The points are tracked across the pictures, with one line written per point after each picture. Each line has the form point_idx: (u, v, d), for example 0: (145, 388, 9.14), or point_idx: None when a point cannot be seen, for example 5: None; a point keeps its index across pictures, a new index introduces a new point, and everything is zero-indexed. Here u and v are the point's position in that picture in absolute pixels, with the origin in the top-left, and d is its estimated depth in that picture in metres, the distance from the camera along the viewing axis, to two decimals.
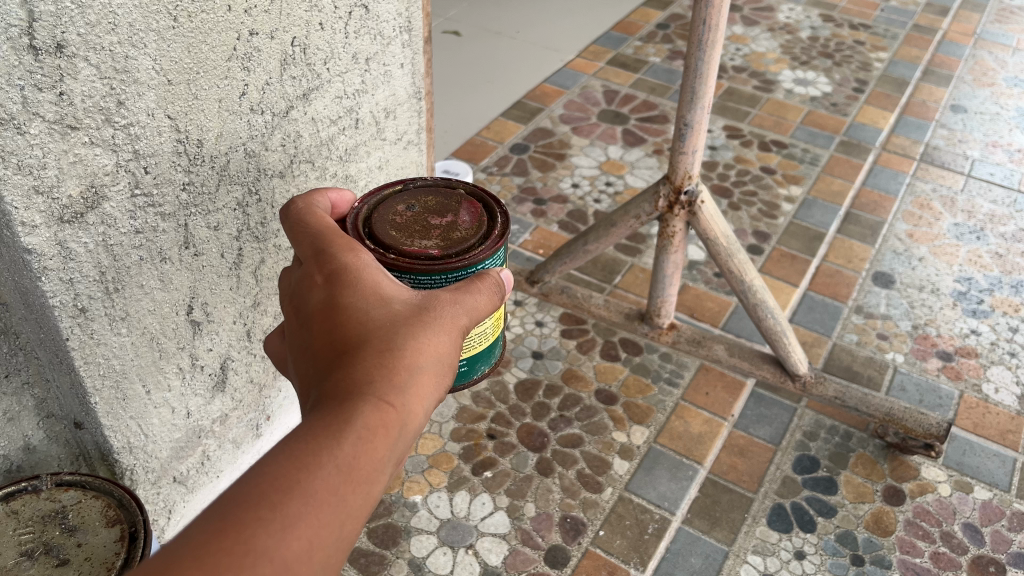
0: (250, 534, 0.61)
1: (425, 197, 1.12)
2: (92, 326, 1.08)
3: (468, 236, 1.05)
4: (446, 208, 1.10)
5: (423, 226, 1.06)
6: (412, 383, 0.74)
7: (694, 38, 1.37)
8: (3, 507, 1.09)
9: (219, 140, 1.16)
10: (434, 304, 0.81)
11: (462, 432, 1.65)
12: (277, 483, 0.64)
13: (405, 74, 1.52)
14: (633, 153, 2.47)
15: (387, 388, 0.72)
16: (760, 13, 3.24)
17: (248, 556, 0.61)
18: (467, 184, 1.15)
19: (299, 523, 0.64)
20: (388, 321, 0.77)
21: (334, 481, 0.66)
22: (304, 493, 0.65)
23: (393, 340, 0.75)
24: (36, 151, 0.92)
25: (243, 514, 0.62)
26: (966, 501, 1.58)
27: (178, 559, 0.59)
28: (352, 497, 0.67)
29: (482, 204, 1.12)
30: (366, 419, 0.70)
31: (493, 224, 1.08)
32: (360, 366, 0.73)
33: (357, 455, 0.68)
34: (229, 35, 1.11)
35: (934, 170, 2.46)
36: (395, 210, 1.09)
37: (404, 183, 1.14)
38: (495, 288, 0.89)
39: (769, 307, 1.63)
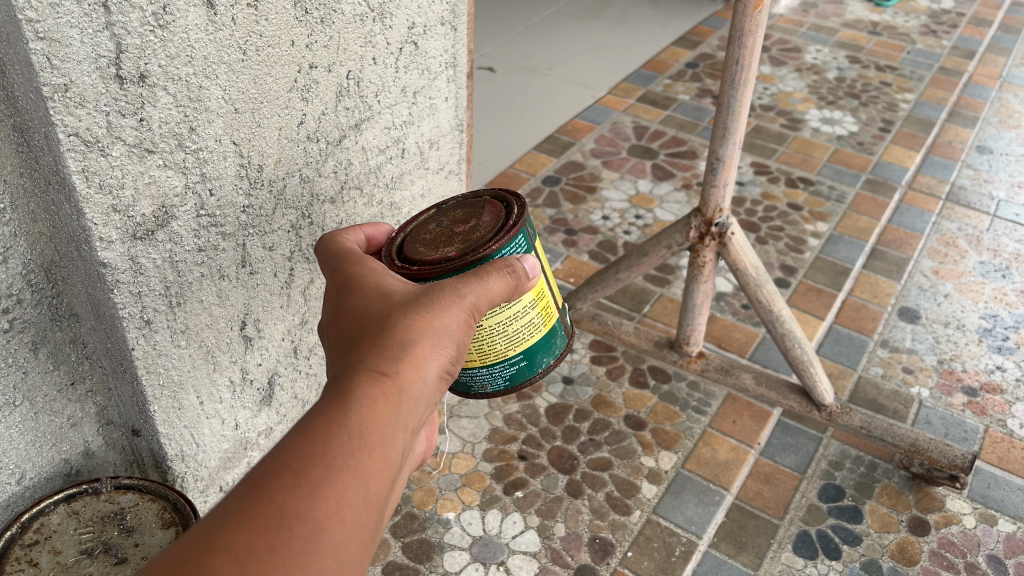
0: (281, 498, 0.64)
1: (453, 212, 1.17)
2: (156, 338, 1.14)
3: (484, 234, 1.09)
4: (469, 216, 1.15)
5: (447, 236, 1.11)
6: (408, 354, 0.78)
7: (728, 76, 1.43)
8: (65, 507, 1.14)
9: (278, 165, 1.24)
10: (432, 290, 0.86)
11: (494, 453, 1.71)
12: (296, 452, 0.67)
13: (449, 108, 1.59)
14: (663, 187, 2.53)
15: (385, 362, 0.76)
16: (787, 53, 3.31)
17: (283, 519, 0.64)
18: (491, 191, 1.20)
19: (324, 485, 0.66)
20: (385, 310, 0.83)
21: (349, 445, 0.69)
22: (323, 459, 0.67)
23: (388, 323, 0.80)
24: (115, 172, 0.99)
25: (269, 483, 0.65)
26: (990, 533, 1.60)
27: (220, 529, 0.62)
28: (369, 458, 0.70)
29: (505, 202, 1.17)
30: (368, 389, 0.73)
31: (511, 216, 1.12)
32: (361, 350, 0.78)
33: (365, 420, 0.71)
34: (292, 67, 1.18)
35: (960, 209, 2.50)
36: (423, 229, 1.15)
37: (434, 206, 1.20)
38: (504, 275, 0.96)
39: (796, 337, 1.67)
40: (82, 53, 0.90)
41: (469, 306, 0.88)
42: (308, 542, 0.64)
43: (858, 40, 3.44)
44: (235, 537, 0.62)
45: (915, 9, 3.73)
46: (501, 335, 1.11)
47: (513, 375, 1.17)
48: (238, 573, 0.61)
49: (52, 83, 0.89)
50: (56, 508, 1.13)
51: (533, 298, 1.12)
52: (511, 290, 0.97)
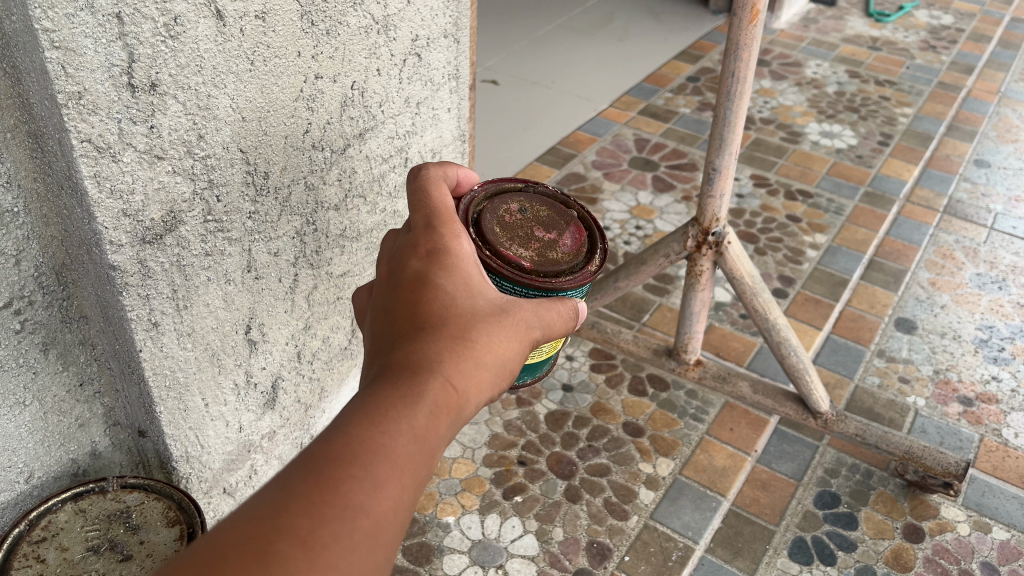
0: (346, 488, 0.64)
1: (540, 205, 1.15)
2: (162, 340, 1.17)
3: (561, 261, 1.09)
4: (554, 224, 1.14)
5: (525, 234, 1.10)
6: (479, 372, 0.77)
7: (724, 89, 1.46)
8: (72, 505, 1.16)
9: (284, 173, 1.26)
10: (510, 308, 0.85)
11: (494, 458, 1.73)
12: (361, 443, 0.67)
13: (451, 118, 1.63)
14: (663, 199, 2.56)
15: (459, 373, 0.76)
16: (788, 68, 3.34)
17: (347, 510, 0.63)
18: (581, 207, 1.20)
19: (384, 485, 0.66)
20: (468, 312, 0.81)
21: (410, 450, 0.69)
22: (386, 458, 0.67)
23: (470, 331, 0.79)
24: (126, 177, 1.02)
25: (335, 470, 0.64)
26: (984, 541, 1.61)
27: (283, 505, 0.61)
28: (425, 466, 0.70)
29: (588, 231, 1.16)
30: (438, 394, 0.73)
31: (589, 258, 1.13)
32: (436, 347, 0.76)
33: (429, 427, 0.71)
34: (297, 78, 1.22)
35: (957, 222, 2.52)
36: (508, 206, 1.12)
37: (525, 184, 1.18)
38: (570, 315, 0.95)
39: (792, 346, 1.69)
40: (96, 62, 0.93)
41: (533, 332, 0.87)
42: (366, 537, 0.63)
43: (858, 55, 3.47)
44: (300, 519, 0.61)
45: (915, 25, 3.77)
46: None
47: None
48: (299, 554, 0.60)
49: (67, 91, 0.92)
50: (64, 506, 1.16)
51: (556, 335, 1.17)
52: (570, 333, 0.96)
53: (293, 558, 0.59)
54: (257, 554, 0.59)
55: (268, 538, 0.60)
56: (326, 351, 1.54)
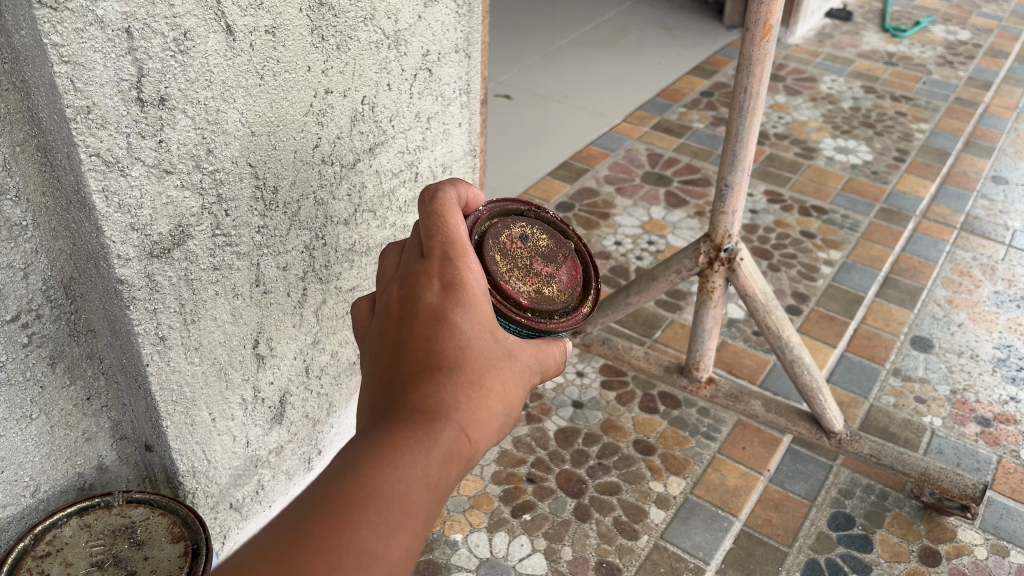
0: (361, 532, 0.63)
1: (540, 234, 1.14)
2: (170, 354, 1.17)
3: (555, 299, 1.09)
4: (551, 257, 1.13)
5: (525, 266, 1.08)
6: (488, 420, 0.76)
7: (736, 104, 1.45)
8: (77, 520, 1.16)
9: (292, 187, 1.26)
10: (515, 353, 0.84)
11: (503, 475, 1.71)
12: (379, 486, 0.65)
13: (462, 133, 1.63)
14: (675, 215, 2.55)
15: (471, 420, 0.74)
16: (803, 83, 3.33)
17: (363, 557, 0.62)
18: (578, 238, 1.20)
19: (399, 531, 0.65)
20: (482, 355, 0.79)
21: (422, 497, 0.68)
22: (401, 502, 0.66)
23: (482, 377, 0.78)
24: (135, 192, 1.02)
25: (352, 512, 0.63)
26: (1002, 564, 1.58)
27: (301, 546, 0.61)
28: (432, 512, 0.69)
29: (581, 268, 1.17)
30: (452, 442, 0.72)
31: (581, 296, 1.13)
32: (449, 391, 0.75)
33: (441, 475, 0.70)
34: (307, 92, 1.21)
35: (975, 239, 2.49)
36: (511, 231, 1.09)
37: (528, 207, 1.15)
38: (558, 358, 0.95)
39: (806, 364, 1.67)
40: (105, 76, 0.93)
41: (529, 378, 0.88)
42: None
43: (874, 70, 3.45)
44: (317, 562, 0.60)
45: (931, 40, 3.75)
46: None
47: None
48: None
49: (75, 105, 0.92)
50: (68, 520, 1.15)
51: None
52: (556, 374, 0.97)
53: None
54: None
55: None
56: (334, 366, 1.53)
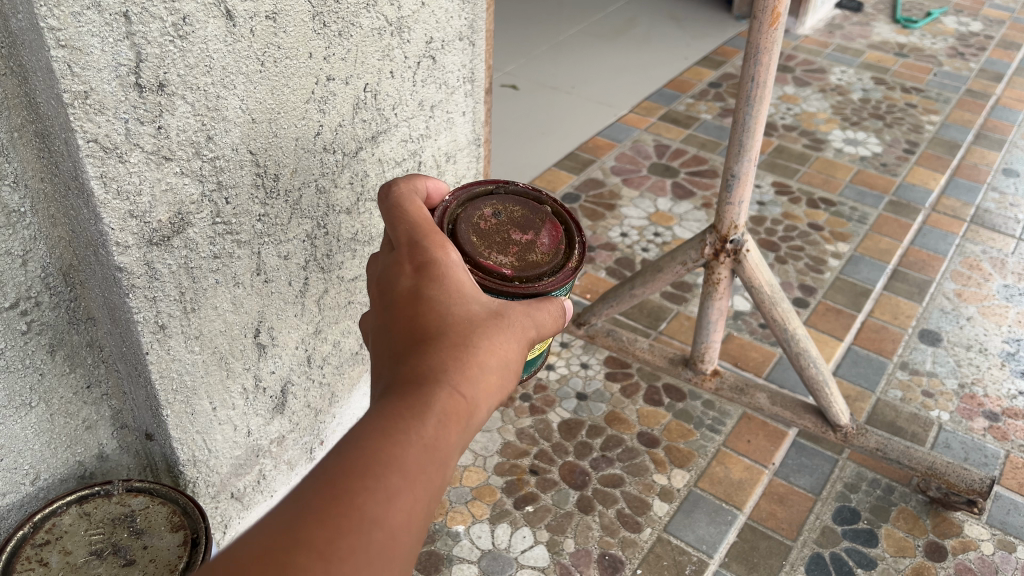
0: (360, 500, 0.63)
1: (513, 206, 1.13)
2: (170, 343, 1.16)
3: (541, 262, 1.07)
4: (529, 224, 1.11)
5: (503, 238, 1.07)
6: (483, 377, 0.74)
7: (743, 93, 1.43)
8: (77, 508, 1.15)
9: (293, 176, 1.25)
10: (506, 309, 0.81)
11: (506, 466, 1.70)
12: (375, 457, 0.65)
13: (466, 122, 1.61)
14: (682, 206, 2.53)
15: (464, 380, 0.72)
16: (812, 74, 3.30)
17: (364, 524, 0.62)
18: (553, 201, 1.17)
19: (399, 495, 0.64)
20: (466, 318, 0.77)
21: (422, 461, 0.67)
22: (399, 469, 0.65)
23: (468, 337, 0.75)
24: (134, 178, 1.01)
25: (350, 483, 0.63)
26: (1009, 560, 1.57)
27: (300, 521, 0.61)
28: (436, 477, 0.68)
29: (564, 227, 1.14)
30: (444, 404, 0.70)
31: (569, 253, 1.10)
32: (437, 358, 0.73)
33: (439, 438, 0.68)
34: (309, 79, 1.20)
35: (985, 232, 2.47)
36: (481, 212, 1.09)
37: (496, 186, 1.15)
38: (562, 308, 0.91)
39: (812, 356, 1.65)
40: (102, 61, 0.92)
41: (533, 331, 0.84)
42: (383, 550, 0.63)
43: (884, 61, 3.42)
44: (317, 533, 0.61)
45: (943, 31, 3.71)
46: None
47: None
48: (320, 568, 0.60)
49: (73, 90, 0.91)
50: (68, 509, 1.15)
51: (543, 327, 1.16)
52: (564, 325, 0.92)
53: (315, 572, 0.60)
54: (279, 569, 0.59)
55: (287, 554, 0.59)
56: (337, 356, 1.53)
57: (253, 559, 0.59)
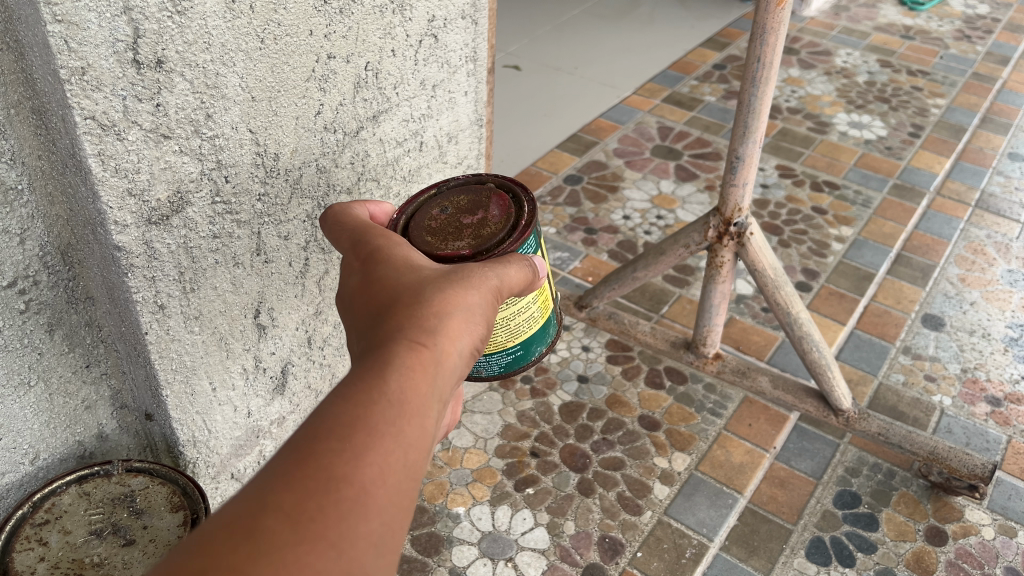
0: (327, 461, 0.62)
1: (458, 198, 1.14)
2: (169, 323, 1.15)
3: (496, 231, 1.07)
4: (476, 206, 1.12)
5: (456, 227, 1.08)
6: (444, 326, 0.74)
7: (749, 74, 1.41)
8: (77, 488, 1.15)
9: (294, 155, 1.24)
10: (460, 268, 0.83)
11: (506, 449, 1.70)
12: (337, 419, 0.64)
13: (468, 102, 1.60)
14: (685, 188, 2.52)
15: (423, 333, 0.73)
16: (817, 56, 3.27)
17: (332, 482, 0.61)
18: (494, 178, 1.18)
19: (367, 449, 0.64)
20: (418, 282, 0.79)
21: (389, 414, 0.66)
22: (365, 426, 0.65)
23: (422, 295, 0.77)
24: (131, 156, 1.00)
25: (313, 447, 0.63)
26: (1010, 545, 1.57)
27: (266, 489, 0.60)
28: (409, 428, 0.67)
29: (511, 194, 1.14)
30: (406, 357, 0.70)
31: (521, 213, 1.10)
32: (394, 322, 0.75)
33: (405, 389, 0.68)
34: (310, 57, 1.19)
35: (990, 217, 2.45)
36: (429, 215, 1.11)
37: (437, 188, 1.17)
38: (524, 263, 0.92)
39: (814, 341, 1.65)
40: (100, 37, 0.90)
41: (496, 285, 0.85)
42: (357, 506, 0.61)
43: (890, 44, 3.39)
44: (283, 498, 0.60)
45: (949, 14, 3.67)
46: (502, 329, 1.13)
47: (509, 362, 1.18)
48: (291, 531, 0.59)
49: (69, 66, 0.90)
50: (68, 489, 1.15)
51: (535, 296, 1.15)
52: (530, 279, 0.93)
53: (285, 536, 0.58)
54: (246, 538, 0.57)
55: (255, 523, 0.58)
56: (337, 337, 1.52)
57: (223, 534, 0.57)
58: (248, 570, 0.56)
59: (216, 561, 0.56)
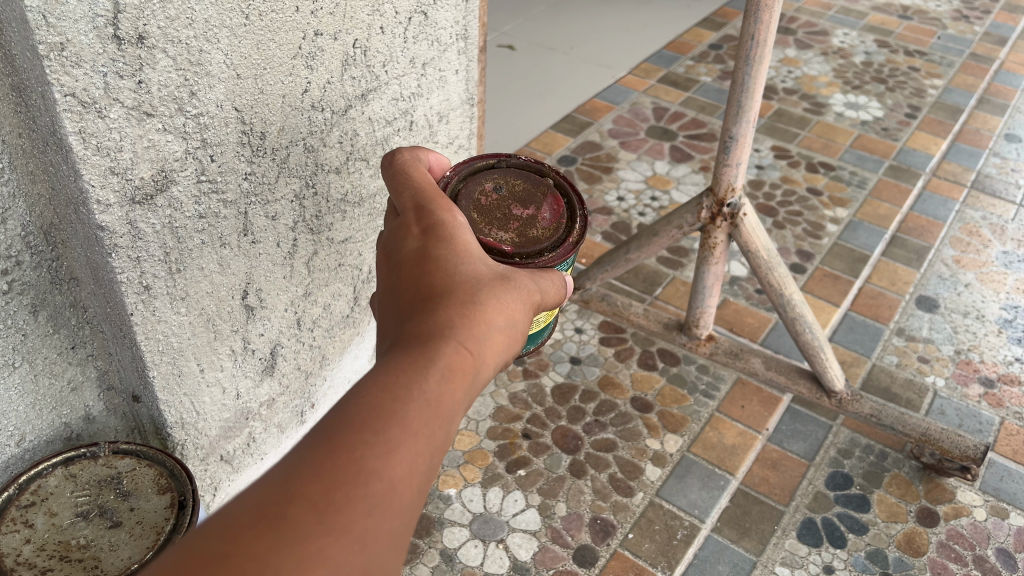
0: (361, 452, 0.60)
1: (515, 180, 1.13)
2: (155, 304, 1.14)
3: (542, 237, 1.06)
4: (530, 198, 1.11)
5: (504, 214, 1.08)
6: (488, 337, 0.74)
7: (742, 53, 1.39)
8: (63, 470, 1.14)
9: (281, 134, 1.22)
10: (510, 277, 0.82)
11: (498, 431, 1.70)
12: (377, 409, 0.63)
13: (459, 81, 1.58)
14: (680, 170, 2.50)
15: (469, 337, 0.72)
16: (814, 37, 3.24)
17: (362, 475, 0.59)
18: (556, 174, 1.16)
19: (401, 447, 0.62)
20: (472, 279, 0.78)
21: (425, 414, 0.65)
22: (402, 422, 0.63)
23: (474, 297, 0.76)
24: (114, 134, 0.98)
25: (351, 434, 0.61)
26: (1001, 526, 1.57)
27: (297, 470, 0.58)
28: (439, 432, 0.66)
29: (566, 198, 1.13)
30: (450, 358, 0.69)
31: (571, 226, 1.09)
32: (442, 314, 0.73)
33: (443, 391, 0.67)
34: (296, 34, 1.17)
35: (985, 198, 2.44)
36: (483, 187, 1.10)
37: (499, 159, 1.15)
38: (560, 286, 0.93)
39: (808, 322, 1.64)
40: (79, 12, 0.88)
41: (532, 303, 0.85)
42: (380, 503, 0.60)
43: (887, 24, 3.36)
44: (312, 482, 0.58)
45: None
46: None
47: None
48: (315, 519, 0.56)
49: (48, 42, 0.88)
50: (54, 471, 1.14)
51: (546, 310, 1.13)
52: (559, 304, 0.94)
53: (308, 523, 0.56)
54: (270, 520, 0.55)
55: (282, 505, 0.56)
56: (327, 319, 1.51)
57: (250, 515, 0.55)
58: (267, 554, 0.54)
59: (239, 544, 0.54)
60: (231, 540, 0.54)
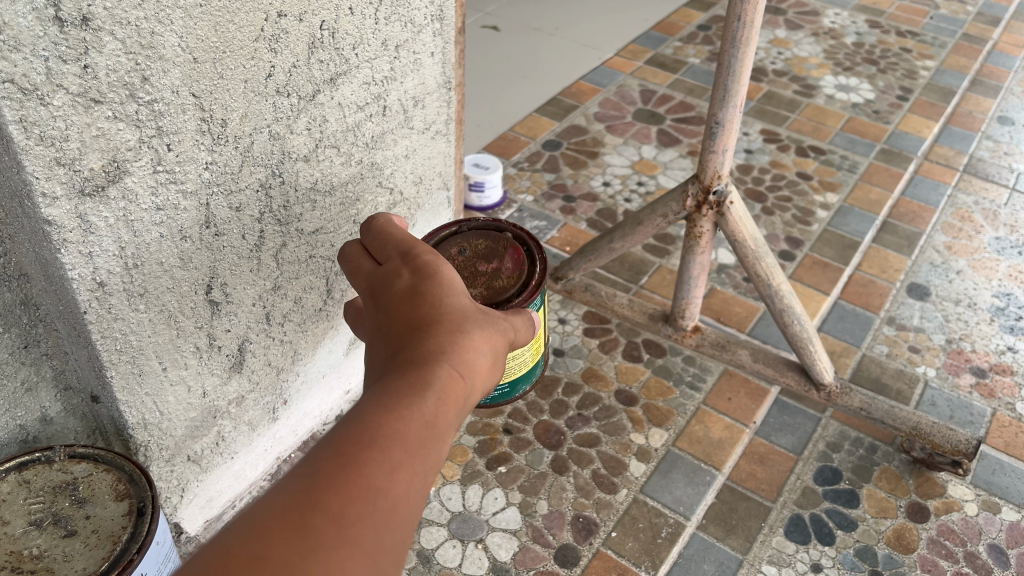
0: (365, 471, 0.58)
1: (477, 239, 1.28)
2: (111, 302, 1.08)
3: (507, 286, 1.21)
4: (492, 252, 1.26)
5: (470, 272, 1.23)
6: (480, 363, 0.70)
7: (729, 35, 1.34)
8: (15, 476, 1.09)
9: (244, 121, 1.16)
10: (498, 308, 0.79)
11: (478, 426, 1.65)
12: (375, 431, 0.60)
13: (435, 63, 1.52)
14: (667, 154, 2.45)
15: (462, 361, 0.69)
16: (804, 17, 3.18)
17: (367, 494, 0.57)
18: (514, 228, 1.31)
19: (400, 469, 0.59)
20: (462, 306, 0.74)
21: (421, 438, 0.62)
22: (400, 443, 0.60)
23: (466, 322, 0.72)
24: (58, 123, 0.92)
25: (354, 453, 0.58)
26: (993, 522, 1.53)
27: (305, 485, 0.56)
28: (434, 454, 0.63)
29: (525, 247, 1.28)
30: (444, 380, 0.66)
31: (532, 270, 1.24)
32: (434, 340, 0.69)
33: (439, 413, 0.64)
34: (257, 15, 1.11)
35: (977, 182, 2.40)
36: (448, 253, 1.26)
37: (460, 225, 1.30)
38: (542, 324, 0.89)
39: (796, 313, 1.59)
40: None
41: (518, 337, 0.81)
42: (382, 522, 0.57)
43: (879, 3, 3.30)
44: (323, 499, 0.55)
45: None
46: None
47: (493, 398, 1.32)
48: (328, 533, 0.54)
49: None
50: (7, 476, 1.09)
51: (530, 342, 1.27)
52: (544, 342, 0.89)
53: (322, 537, 0.54)
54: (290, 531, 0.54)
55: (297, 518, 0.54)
56: (298, 313, 1.45)
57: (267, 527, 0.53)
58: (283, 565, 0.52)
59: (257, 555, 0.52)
60: (252, 550, 0.52)
